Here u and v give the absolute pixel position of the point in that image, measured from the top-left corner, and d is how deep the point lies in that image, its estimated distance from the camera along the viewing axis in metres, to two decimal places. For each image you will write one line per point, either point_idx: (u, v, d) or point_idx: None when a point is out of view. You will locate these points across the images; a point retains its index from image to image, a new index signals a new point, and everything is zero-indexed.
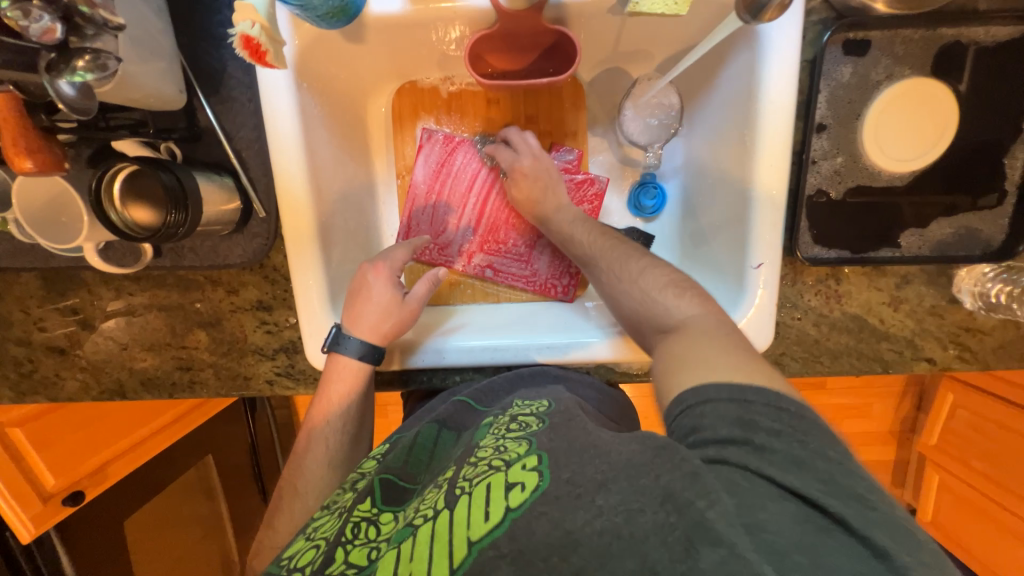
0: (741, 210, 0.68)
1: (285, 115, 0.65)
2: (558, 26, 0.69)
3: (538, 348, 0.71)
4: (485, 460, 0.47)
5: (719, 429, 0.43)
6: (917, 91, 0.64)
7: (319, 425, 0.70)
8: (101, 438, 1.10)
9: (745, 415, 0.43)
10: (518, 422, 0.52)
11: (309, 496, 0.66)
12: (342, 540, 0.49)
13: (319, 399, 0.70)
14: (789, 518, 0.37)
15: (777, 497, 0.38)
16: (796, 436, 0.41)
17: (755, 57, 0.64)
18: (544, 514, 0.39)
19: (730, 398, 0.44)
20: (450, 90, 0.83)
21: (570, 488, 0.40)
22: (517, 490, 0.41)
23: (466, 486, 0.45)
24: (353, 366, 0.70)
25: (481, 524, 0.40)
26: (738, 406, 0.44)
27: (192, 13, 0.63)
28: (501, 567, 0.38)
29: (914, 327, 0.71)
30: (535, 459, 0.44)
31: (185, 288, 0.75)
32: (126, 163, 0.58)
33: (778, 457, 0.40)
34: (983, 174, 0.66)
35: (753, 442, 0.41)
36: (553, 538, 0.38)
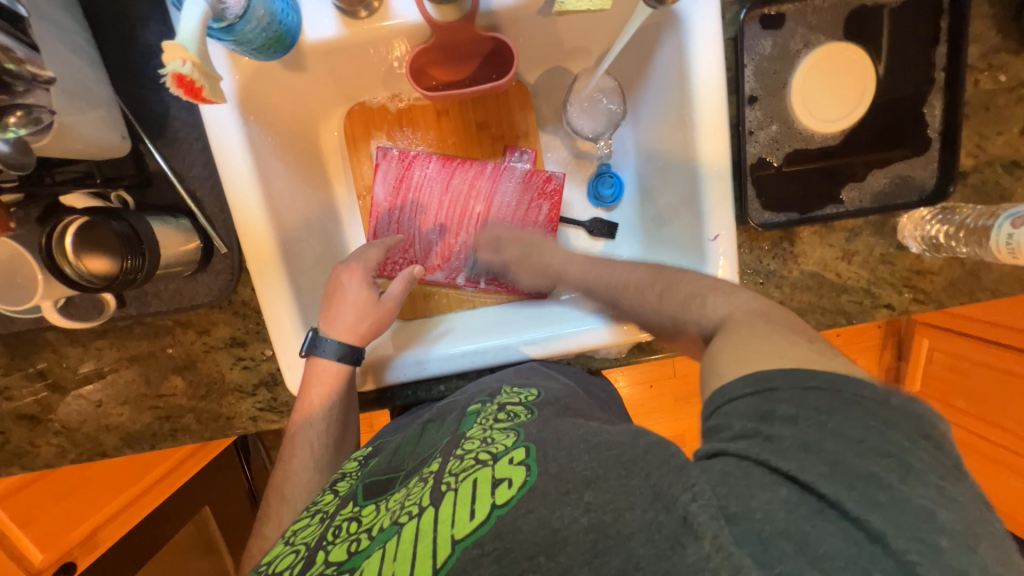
0: (692, 187, 0.71)
1: (235, 149, 0.65)
2: (493, 33, 0.71)
3: (522, 345, 0.72)
4: (473, 454, 0.49)
5: (735, 425, 0.41)
6: (834, 55, 0.68)
7: (302, 432, 0.70)
8: (86, 505, 1.07)
9: (763, 406, 0.41)
10: (507, 412, 0.55)
11: (296, 502, 0.67)
12: (324, 543, 0.49)
13: (299, 402, 0.70)
14: (780, 506, 0.36)
15: (770, 485, 0.37)
16: (815, 419, 0.39)
17: (682, 41, 0.67)
18: (532, 514, 0.40)
19: (754, 391, 0.42)
20: (399, 106, 0.84)
21: (558, 486, 0.41)
22: (504, 487, 0.43)
23: (452, 483, 0.46)
24: (333, 367, 0.70)
25: (466, 523, 0.41)
26: (763, 400, 0.41)
27: (128, 60, 0.64)
28: (485, 566, 0.39)
29: (869, 277, 0.74)
30: (523, 453, 0.45)
31: (154, 334, 0.74)
32: (76, 216, 0.57)
33: (789, 445, 0.38)
34: (908, 124, 0.70)
35: (764, 433, 0.39)
36: (539, 537, 0.39)
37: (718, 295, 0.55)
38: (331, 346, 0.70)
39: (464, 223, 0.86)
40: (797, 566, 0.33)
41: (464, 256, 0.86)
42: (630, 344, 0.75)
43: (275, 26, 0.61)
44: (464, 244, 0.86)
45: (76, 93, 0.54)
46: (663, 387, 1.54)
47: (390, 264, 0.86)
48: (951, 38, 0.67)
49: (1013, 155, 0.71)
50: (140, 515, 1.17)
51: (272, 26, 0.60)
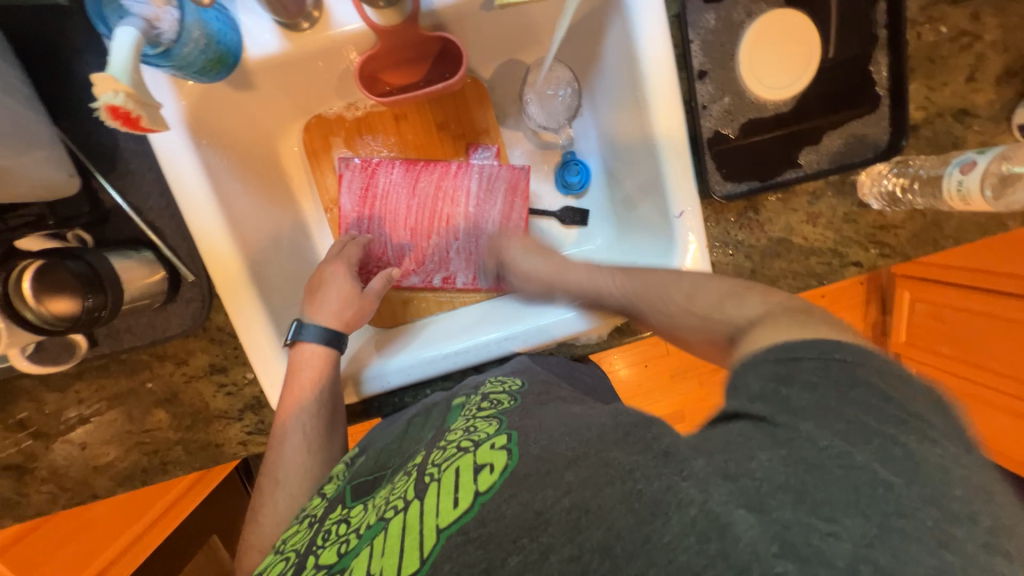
0: (653, 167, 0.72)
1: (190, 175, 0.64)
2: (439, 32, 0.70)
3: (514, 338, 0.73)
4: (454, 442, 0.50)
5: (761, 386, 0.41)
6: (777, 22, 0.69)
7: (293, 418, 0.68)
8: (91, 548, 1.08)
9: (784, 371, 0.41)
10: (490, 401, 0.55)
11: (291, 487, 0.66)
12: (313, 548, 0.50)
13: (287, 389, 0.68)
14: (778, 462, 0.37)
15: (769, 444, 0.38)
16: (835, 386, 0.39)
17: (627, 22, 0.67)
18: (515, 498, 0.40)
19: (774, 358, 0.43)
20: (356, 115, 0.84)
21: (539, 466, 0.42)
22: (486, 473, 0.43)
23: (435, 473, 0.47)
24: (318, 353, 0.71)
25: (449, 512, 0.42)
26: (783, 365, 0.42)
27: (68, 96, 0.62)
28: (471, 552, 0.39)
29: (836, 237, 0.75)
30: (504, 438, 0.46)
31: (132, 370, 0.73)
32: (28, 261, 0.56)
33: (803, 406, 0.39)
34: (857, 83, 0.71)
35: (782, 395, 0.40)
36: (524, 520, 0.39)
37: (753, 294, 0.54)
38: (311, 332, 0.71)
39: (435, 226, 0.85)
40: (794, 512, 0.34)
41: (438, 258, 0.86)
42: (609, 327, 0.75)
43: (215, 47, 0.60)
44: (437, 246, 0.86)
45: (14, 135, 0.52)
46: (659, 367, 1.56)
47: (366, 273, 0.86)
48: None
49: (961, 103, 0.72)
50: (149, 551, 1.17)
51: (212, 47, 0.59)
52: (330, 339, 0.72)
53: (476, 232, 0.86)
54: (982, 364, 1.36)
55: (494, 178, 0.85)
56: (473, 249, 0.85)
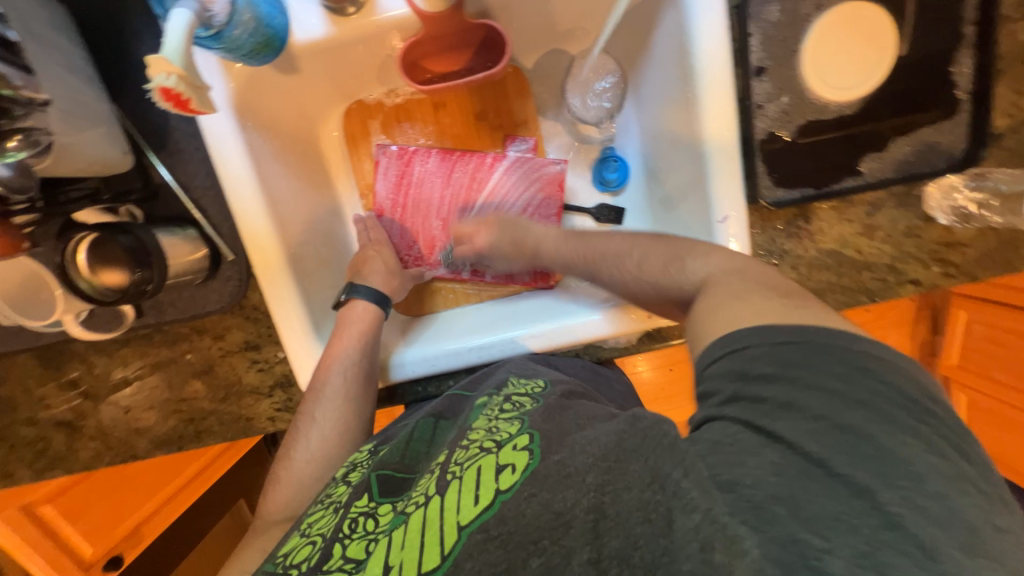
0: (699, 167, 0.68)
1: (235, 157, 0.66)
2: (484, 20, 0.69)
3: (535, 334, 0.72)
4: (476, 442, 0.49)
5: (721, 388, 0.44)
6: (846, 17, 0.63)
7: (332, 368, 0.69)
8: (128, 504, 1.16)
9: (740, 367, 0.44)
10: (512, 401, 0.55)
11: (324, 427, 0.69)
12: (341, 535, 0.50)
13: (334, 340, 0.71)
14: (767, 471, 0.38)
15: (756, 448, 0.40)
16: (798, 380, 0.41)
17: (682, 13, 0.64)
18: (535, 497, 0.41)
19: (727, 354, 0.45)
20: (395, 102, 0.83)
21: (559, 468, 0.42)
22: (507, 472, 0.43)
23: (456, 471, 0.46)
24: (370, 312, 0.74)
25: (470, 508, 0.42)
26: (737, 361, 0.44)
27: (125, 74, 0.64)
28: (491, 551, 0.39)
29: (893, 253, 0.70)
30: (525, 439, 0.47)
31: (173, 341, 0.76)
32: (85, 232, 0.58)
33: (773, 407, 0.41)
34: (934, 86, 0.65)
35: (750, 394, 0.42)
36: (543, 520, 0.39)
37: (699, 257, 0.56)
38: (364, 292, 0.75)
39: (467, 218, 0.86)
40: None
41: None
42: (637, 333, 0.73)
43: (263, 30, 0.60)
44: None
45: (76, 113, 0.53)
46: (682, 372, 1.52)
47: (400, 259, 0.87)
48: None
49: None
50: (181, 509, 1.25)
51: (260, 30, 0.59)
52: (378, 299, 0.76)
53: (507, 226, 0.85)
54: None
55: (530, 170, 0.83)
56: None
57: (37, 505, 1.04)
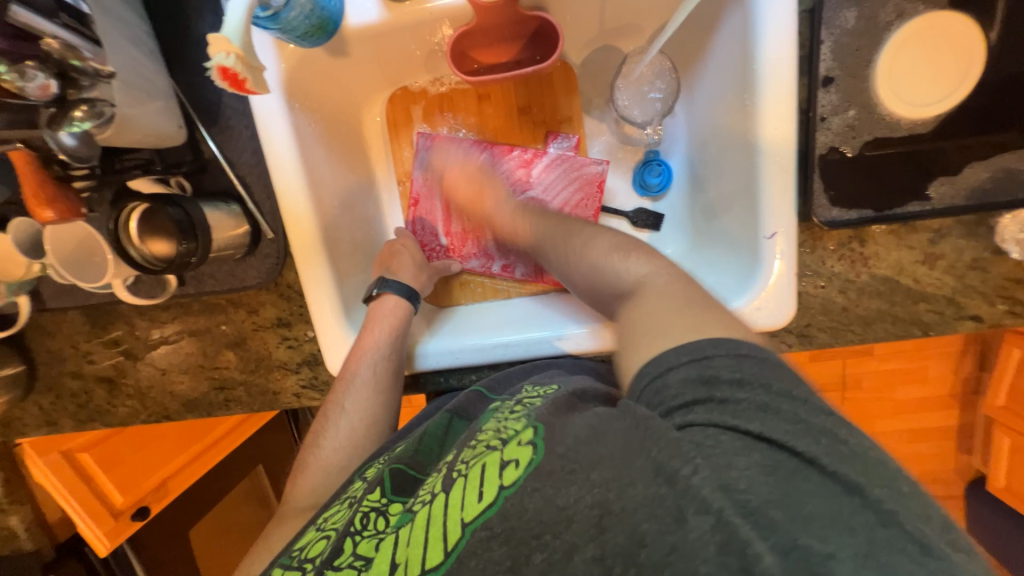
0: (750, 179, 0.65)
1: (282, 138, 0.66)
2: (540, 13, 0.68)
3: (560, 337, 0.71)
4: (485, 441, 0.50)
5: (683, 394, 0.42)
6: (930, 27, 0.58)
7: (363, 358, 0.70)
8: (156, 459, 1.22)
9: (704, 373, 0.42)
10: (524, 404, 0.55)
11: (351, 416, 0.70)
12: (351, 531, 0.52)
13: (364, 331, 0.71)
14: (757, 471, 0.36)
15: (742, 450, 0.37)
16: (758, 382, 0.41)
17: (748, 16, 0.60)
18: (537, 492, 0.41)
19: (688, 358, 0.43)
20: (440, 91, 0.83)
21: (564, 465, 0.42)
22: (512, 467, 0.44)
23: (462, 470, 0.48)
24: (400, 308, 0.74)
25: (475, 505, 0.44)
26: (699, 365, 0.43)
27: (184, 49, 0.66)
28: (495, 548, 0.41)
29: (954, 284, 0.66)
30: (530, 433, 0.47)
31: (210, 311, 0.79)
32: (138, 201, 0.60)
33: (745, 407, 0.39)
34: (1022, 109, 0.60)
35: (717, 397, 0.40)
36: (547, 516, 0.40)
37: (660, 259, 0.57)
38: (396, 287, 0.75)
39: None
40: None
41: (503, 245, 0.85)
42: None
43: (319, 12, 0.60)
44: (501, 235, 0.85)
45: (136, 84, 0.54)
46: None
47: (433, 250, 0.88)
48: None
49: None
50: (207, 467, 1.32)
51: (315, 12, 0.59)
52: (409, 294, 0.76)
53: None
54: None
55: (570, 169, 0.82)
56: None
57: (75, 452, 1.10)
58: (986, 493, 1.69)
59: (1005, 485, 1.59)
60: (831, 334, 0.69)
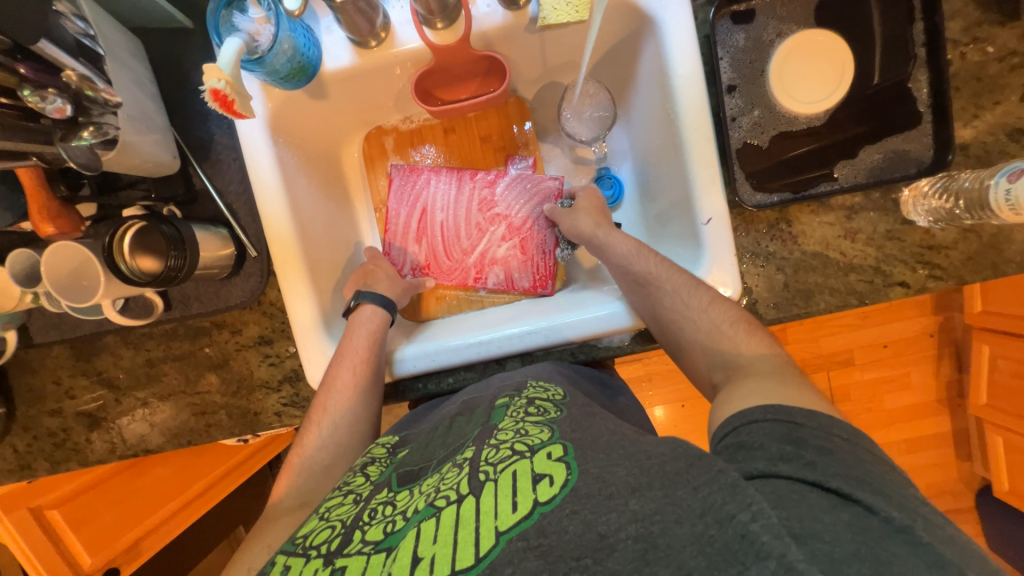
0: (682, 175, 0.74)
1: (266, 165, 0.75)
2: (487, 51, 0.79)
3: (551, 327, 0.75)
4: (507, 443, 0.53)
5: (771, 448, 0.49)
6: (806, 42, 0.71)
7: (343, 363, 0.73)
8: (133, 515, 1.17)
9: (792, 433, 0.50)
10: (536, 406, 0.59)
11: (335, 418, 0.71)
12: (360, 523, 0.52)
13: (344, 342, 0.75)
14: (843, 527, 0.42)
15: (829, 508, 0.43)
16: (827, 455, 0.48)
17: (658, 42, 0.72)
18: (577, 515, 0.44)
19: (778, 419, 0.52)
20: (411, 127, 0.93)
21: (601, 488, 0.45)
22: (546, 483, 0.47)
23: (489, 473, 0.50)
24: (379, 314, 0.79)
25: (509, 515, 0.45)
26: (786, 426, 0.51)
27: (181, 97, 0.76)
28: (531, 560, 0.42)
29: (877, 255, 0.73)
30: (560, 450, 0.50)
31: (195, 335, 0.82)
32: (134, 220, 0.67)
33: (820, 460, 0.47)
34: (895, 100, 0.71)
35: (804, 457, 0.48)
36: (587, 540, 0.42)
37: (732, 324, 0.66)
38: (372, 296, 0.80)
39: (473, 228, 0.92)
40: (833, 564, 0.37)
41: (478, 258, 0.91)
42: (635, 331, 0.76)
43: (299, 58, 0.71)
44: (478, 249, 0.92)
45: (138, 118, 0.63)
46: (694, 408, 1.62)
47: (411, 269, 0.93)
48: (926, 15, 0.69)
49: (1016, 122, 0.69)
50: (193, 515, 1.29)
51: (296, 57, 0.70)
52: (385, 303, 0.81)
53: (510, 235, 0.91)
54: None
55: (529, 185, 0.91)
56: (504, 253, 0.91)
57: (44, 509, 1.04)
58: (995, 500, 1.65)
59: (1009, 488, 1.56)
60: (778, 309, 0.74)
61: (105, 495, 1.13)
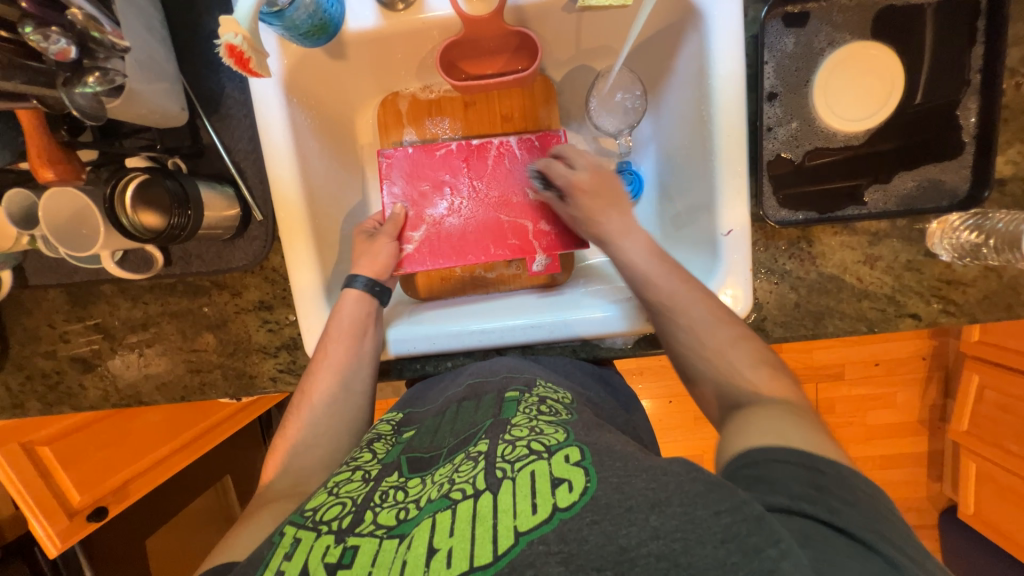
0: (707, 181, 0.71)
1: (278, 126, 0.71)
2: (520, 27, 0.74)
3: (552, 328, 0.74)
4: (523, 441, 0.53)
5: (793, 488, 0.46)
6: (857, 55, 0.67)
7: (324, 366, 0.73)
8: (122, 457, 1.19)
9: (816, 479, 0.46)
10: (548, 406, 0.60)
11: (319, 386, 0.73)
12: (371, 503, 0.52)
13: (323, 340, 0.73)
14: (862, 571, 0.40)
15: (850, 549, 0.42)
16: (838, 499, 0.45)
17: (702, 37, 0.68)
18: (597, 526, 0.42)
19: (804, 465, 0.48)
20: (429, 97, 0.88)
21: (621, 499, 0.44)
22: (564, 489, 0.45)
23: (507, 471, 0.49)
24: (362, 301, 0.75)
25: (528, 517, 0.44)
26: (809, 472, 0.47)
27: (193, 43, 0.71)
28: (552, 564, 0.40)
29: (893, 284, 0.72)
30: (579, 454, 0.49)
31: (194, 293, 0.81)
32: (136, 172, 0.64)
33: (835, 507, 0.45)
34: (938, 127, 0.68)
35: (827, 504, 0.44)
36: (608, 552, 0.41)
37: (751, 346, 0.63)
38: (362, 281, 0.77)
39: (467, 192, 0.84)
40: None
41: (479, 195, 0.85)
42: (637, 335, 0.76)
43: (321, 14, 0.66)
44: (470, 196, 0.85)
45: (145, 65, 0.59)
46: (681, 404, 1.65)
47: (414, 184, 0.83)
48: (988, 40, 0.65)
49: None
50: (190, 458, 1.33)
51: (318, 14, 0.66)
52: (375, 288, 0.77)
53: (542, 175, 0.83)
54: (1003, 444, 1.49)
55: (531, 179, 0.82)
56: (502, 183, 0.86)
57: (35, 445, 1.05)
58: (959, 522, 1.70)
59: (973, 511, 1.63)
60: (786, 328, 0.73)
61: (93, 436, 1.14)
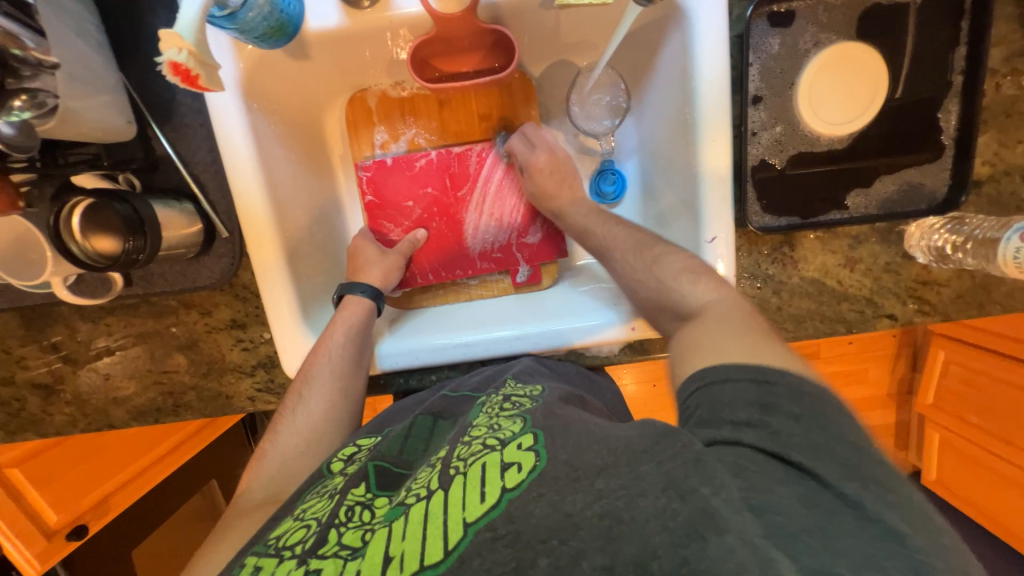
0: (691, 187, 0.70)
1: (238, 136, 0.66)
2: (495, 25, 0.70)
3: (541, 335, 0.73)
4: (480, 439, 0.51)
5: (739, 414, 0.44)
6: (842, 57, 0.65)
7: (312, 378, 0.70)
8: (97, 475, 1.16)
9: (764, 397, 0.44)
10: (512, 401, 0.57)
11: (311, 403, 0.69)
12: (336, 522, 0.50)
13: (318, 343, 0.71)
14: None
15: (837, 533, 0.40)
16: (813, 419, 0.42)
17: (686, 37, 0.65)
18: (543, 498, 0.41)
19: (750, 378, 0.45)
20: (401, 95, 0.83)
21: (569, 471, 0.42)
22: (513, 470, 0.44)
23: (461, 466, 0.48)
24: (363, 304, 0.76)
25: (477, 505, 0.42)
26: (758, 387, 0.45)
27: (137, 45, 0.65)
28: (499, 550, 0.39)
29: (872, 286, 0.72)
30: (531, 438, 0.47)
31: (159, 313, 0.76)
32: (80, 197, 0.59)
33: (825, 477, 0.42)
34: (917, 129, 0.67)
35: (770, 425, 0.42)
36: (553, 521, 0.39)
37: (709, 282, 0.59)
38: (362, 289, 0.76)
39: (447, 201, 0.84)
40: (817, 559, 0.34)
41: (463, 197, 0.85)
42: (622, 343, 0.75)
43: (277, 15, 0.61)
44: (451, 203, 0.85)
45: (80, 78, 0.54)
46: (665, 388, 1.68)
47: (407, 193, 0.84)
48: (971, 40, 0.64)
49: None
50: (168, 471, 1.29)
51: (274, 15, 0.61)
52: (374, 294, 0.77)
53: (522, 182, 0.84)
54: (965, 416, 1.55)
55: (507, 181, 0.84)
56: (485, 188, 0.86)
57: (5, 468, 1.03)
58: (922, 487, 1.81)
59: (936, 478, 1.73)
60: None
61: (61, 457, 1.09)
